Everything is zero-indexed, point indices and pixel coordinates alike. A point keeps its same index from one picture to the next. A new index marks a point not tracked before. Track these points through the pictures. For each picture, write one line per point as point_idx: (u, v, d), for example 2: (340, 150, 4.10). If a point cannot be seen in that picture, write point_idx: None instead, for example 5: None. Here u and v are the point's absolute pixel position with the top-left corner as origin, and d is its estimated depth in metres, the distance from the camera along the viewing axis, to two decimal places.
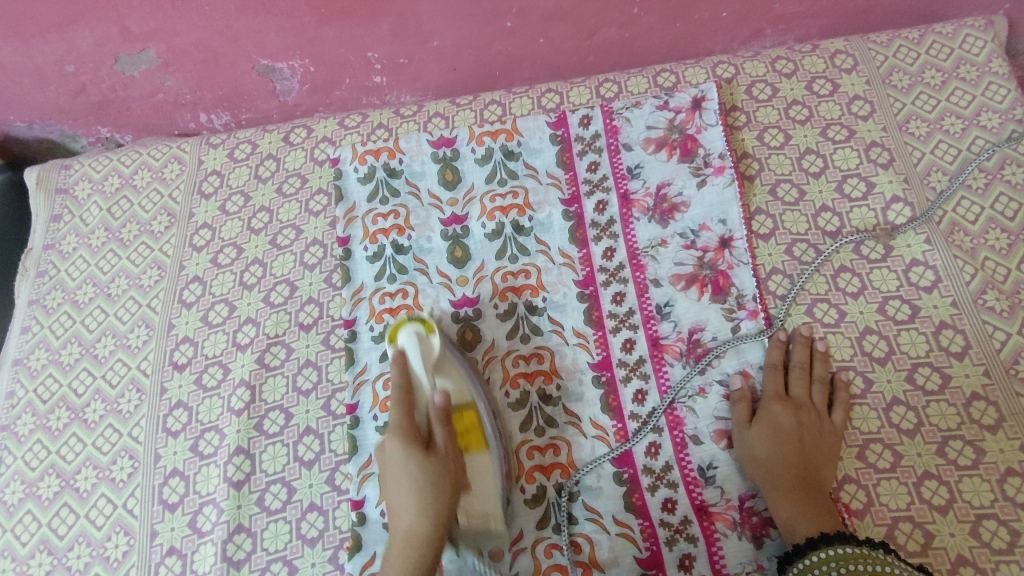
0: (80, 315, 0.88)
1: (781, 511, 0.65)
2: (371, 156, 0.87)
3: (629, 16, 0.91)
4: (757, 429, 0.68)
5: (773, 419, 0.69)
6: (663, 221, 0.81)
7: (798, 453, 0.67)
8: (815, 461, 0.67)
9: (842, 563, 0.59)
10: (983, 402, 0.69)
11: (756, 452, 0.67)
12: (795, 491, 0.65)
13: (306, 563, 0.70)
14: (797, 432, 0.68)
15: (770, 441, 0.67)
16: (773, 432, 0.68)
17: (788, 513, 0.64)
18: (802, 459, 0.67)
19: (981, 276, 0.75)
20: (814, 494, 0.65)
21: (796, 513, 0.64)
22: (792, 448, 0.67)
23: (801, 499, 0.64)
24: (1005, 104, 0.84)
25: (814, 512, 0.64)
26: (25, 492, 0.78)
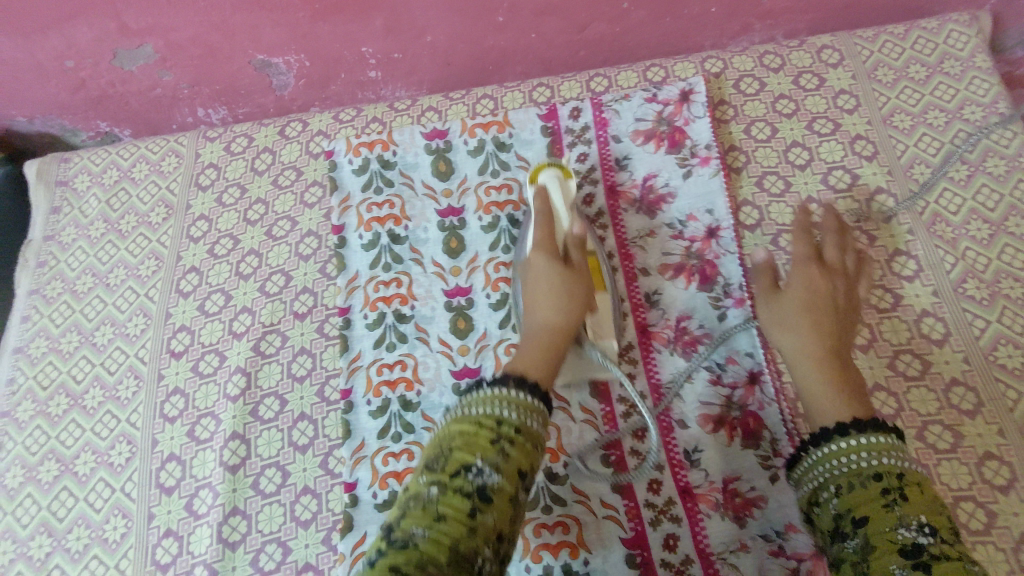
0: (79, 304, 0.90)
1: (810, 389, 0.63)
2: (365, 148, 0.89)
3: (619, 12, 0.92)
4: (789, 327, 0.67)
5: (793, 284, 0.69)
6: (651, 211, 0.82)
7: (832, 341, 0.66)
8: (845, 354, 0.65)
9: (867, 458, 0.55)
10: (962, 388, 0.71)
11: (789, 314, 0.67)
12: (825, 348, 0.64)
13: (300, 544, 0.71)
14: (827, 297, 0.69)
15: (797, 311, 0.67)
16: (805, 297, 0.67)
17: (819, 388, 0.62)
18: (834, 327, 0.66)
19: (961, 265, 0.77)
20: (848, 379, 0.63)
21: (827, 391, 0.62)
22: (820, 307, 0.67)
23: (832, 376, 0.63)
24: (987, 98, 0.86)
25: (846, 388, 0.62)
26: (25, 476, 0.80)
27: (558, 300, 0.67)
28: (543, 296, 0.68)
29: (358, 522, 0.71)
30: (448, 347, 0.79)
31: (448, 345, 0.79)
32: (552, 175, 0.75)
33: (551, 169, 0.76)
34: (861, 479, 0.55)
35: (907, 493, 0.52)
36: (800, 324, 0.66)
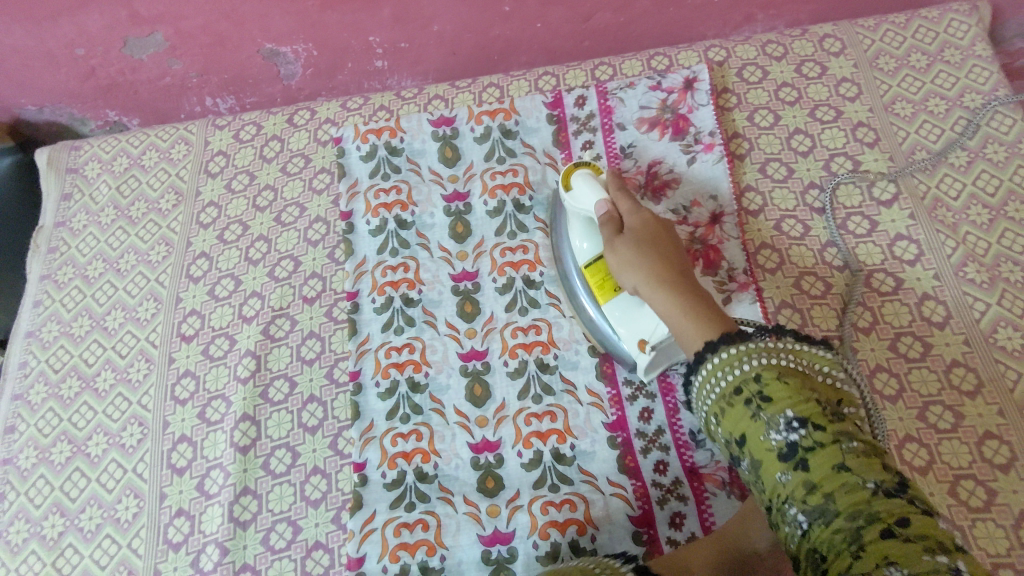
0: (90, 289, 0.91)
1: (684, 341, 0.65)
2: (373, 135, 0.90)
3: (624, 1, 0.93)
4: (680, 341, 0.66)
5: (640, 245, 0.69)
6: (655, 197, 0.83)
7: (676, 280, 0.67)
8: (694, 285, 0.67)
9: (806, 418, 0.54)
10: (962, 369, 0.72)
11: (634, 274, 0.68)
12: (672, 304, 0.66)
13: (310, 523, 0.72)
14: (661, 234, 0.71)
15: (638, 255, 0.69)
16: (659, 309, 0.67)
17: (693, 343, 0.63)
18: (673, 267, 0.68)
19: (961, 249, 0.78)
20: (709, 309, 0.64)
21: (694, 337, 0.63)
22: (665, 248, 0.69)
23: (685, 316, 0.65)
24: (988, 86, 0.87)
25: (717, 322, 0.63)
26: (38, 458, 0.81)
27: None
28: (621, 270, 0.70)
29: (367, 500, 0.72)
30: (456, 330, 0.80)
31: (455, 328, 0.80)
32: (584, 177, 0.74)
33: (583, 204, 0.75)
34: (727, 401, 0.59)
35: (868, 459, 0.51)
36: (649, 280, 0.67)
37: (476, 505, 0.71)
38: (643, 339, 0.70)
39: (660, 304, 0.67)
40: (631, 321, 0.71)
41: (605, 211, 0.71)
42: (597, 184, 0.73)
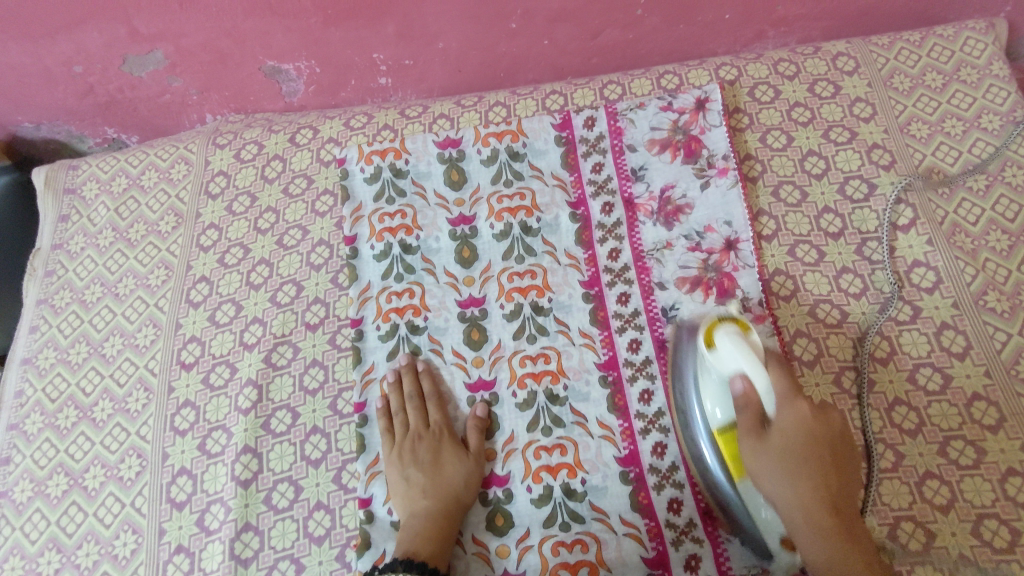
0: (87, 314, 0.89)
1: (813, 562, 0.58)
2: (377, 156, 0.88)
3: (633, 18, 0.91)
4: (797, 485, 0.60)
5: (783, 438, 0.61)
6: (667, 223, 0.81)
7: (818, 480, 0.60)
8: (839, 507, 0.60)
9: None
10: (984, 402, 0.70)
11: (772, 479, 0.60)
12: (805, 500, 0.59)
13: (313, 561, 0.70)
14: (815, 443, 0.61)
15: (784, 465, 0.60)
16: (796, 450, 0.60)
17: (823, 560, 0.57)
18: (817, 475, 0.60)
19: (981, 277, 0.76)
20: (852, 541, 0.58)
21: (828, 552, 0.57)
22: (814, 463, 0.60)
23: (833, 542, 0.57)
24: (1006, 106, 0.85)
25: (858, 555, 0.57)
26: (34, 491, 0.79)
27: (475, 430, 0.74)
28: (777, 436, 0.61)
29: (375, 539, 0.70)
30: (463, 359, 0.78)
31: (461, 357, 0.78)
32: (732, 336, 0.62)
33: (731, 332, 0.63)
34: None
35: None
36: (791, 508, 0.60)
37: (484, 544, 0.70)
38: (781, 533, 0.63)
39: (785, 492, 0.60)
40: (758, 506, 0.63)
41: (743, 391, 0.61)
42: (748, 351, 0.61)
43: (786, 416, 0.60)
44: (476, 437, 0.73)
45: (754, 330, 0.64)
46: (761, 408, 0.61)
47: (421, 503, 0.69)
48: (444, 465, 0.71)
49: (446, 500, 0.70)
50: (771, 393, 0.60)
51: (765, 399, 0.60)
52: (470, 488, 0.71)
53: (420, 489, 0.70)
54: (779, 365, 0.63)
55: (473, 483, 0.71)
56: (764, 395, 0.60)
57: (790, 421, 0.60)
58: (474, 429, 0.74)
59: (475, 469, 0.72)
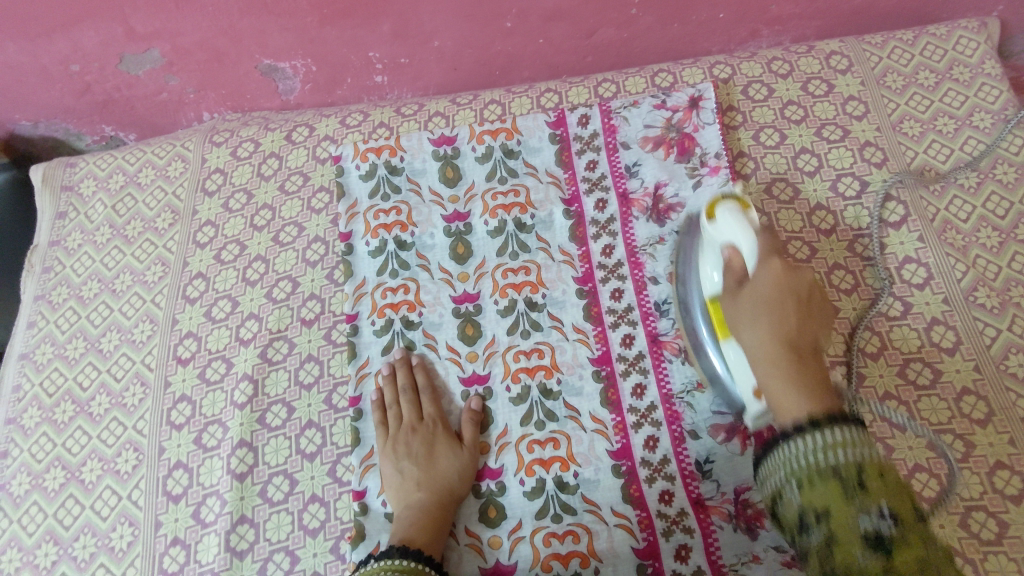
0: (85, 310, 0.90)
1: (767, 384, 0.55)
2: (373, 154, 0.89)
3: (627, 17, 0.92)
4: (751, 323, 0.58)
5: (762, 291, 0.58)
6: (660, 220, 0.82)
7: (788, 320, 0.56)
8: (802, 351, 0.55)
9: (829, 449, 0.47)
10: (973, 397, 0.71)
11: (747, 323, 0.58)
12: (768, 341, 0.56)
13: (308, 553, 0.71)
14: (795, 295, 0.57)
15: (755, 317, 0.57)
16: (767, 294, 0.58)
17: (774, 379, 0.54)
18: (786, 316, 0.56)
19: (971, 273, 0.76)
20: (814, 379, 0.53)
21: (784, 386, 0.53)
22: (790, 313, 0.56)
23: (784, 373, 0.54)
24: (997, 104, 0.85)
25: (808, 382, 0.53)
26: (31, 484, 0.80)
27: (469, 422, 0.74)
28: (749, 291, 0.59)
29: (370, 531, 0.70)
30: (457, 354, 0.79)
31: (456, 352, 0.79)
32: (731, 210, 0.66)
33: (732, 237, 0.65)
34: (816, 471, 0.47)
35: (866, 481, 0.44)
36: (755, 348, 0.57)
37: (477, 536, 0.71)
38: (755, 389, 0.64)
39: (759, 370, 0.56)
40: (740, 369, 0.65)
41: (731, 255, 0.64)
42: (745, 223, 0.64)
43: (762, 273, 0.59)
44: (470, 430, 0.74)
45: (753, 209, 0.67)
46: (744, 267, 0.63)
47: (415, 495, 0.70)
48: (439, 457, 0.72)
49: (440, 492, 0.70)
50: (755, 250, 0.62)
51: (750, 261, 0.62)
52: (464, 481, 0.72)
53: (415, 481, 0.71)
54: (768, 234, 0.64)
55: (466, 476, 0.72)
56: (749, 256, 0.63)
57: (765, 278, 0.59)
58: (469, 421, 0.74)
59: (469, 462, 0.72)
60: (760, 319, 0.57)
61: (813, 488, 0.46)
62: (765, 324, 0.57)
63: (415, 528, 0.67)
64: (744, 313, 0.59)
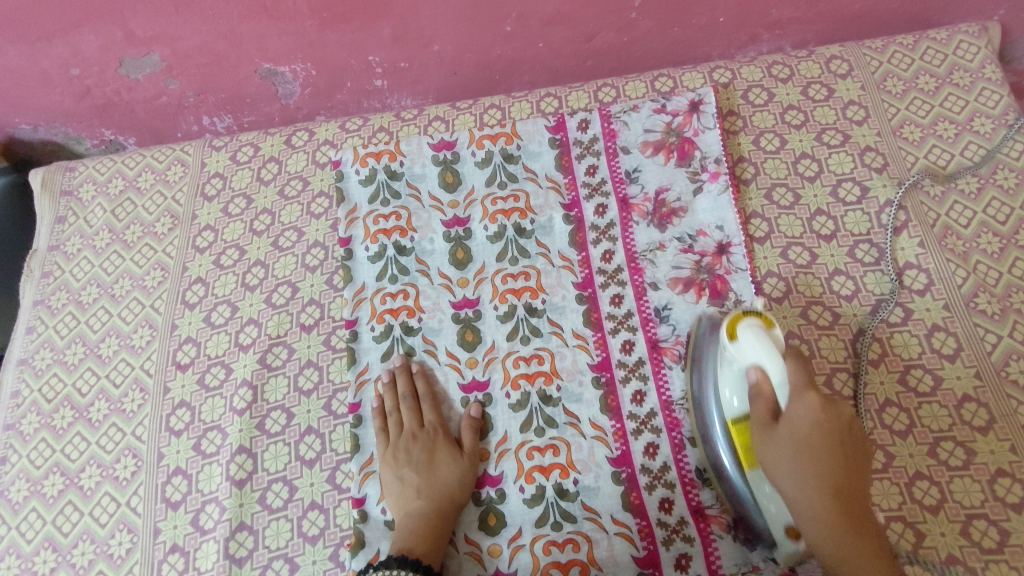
0: (84, 315, 0.89)
1: (804, 523, 0.58)
2: (373, 158, 0.89)
3: (627, 21, 0.92)
4: (795, 467, 0.59)
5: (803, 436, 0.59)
6: (661, 225, 0.82)
7: (831, 468, 0.58)
8: (851, 501, 0.58)
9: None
10: (974, 404, 0.70)
11: (787, 470, 0.59)
12: (813, 497, 0.58)
13: (307, 560, 0.71)
14: (829, 439, 0.59)
15: (800, 459, 0.59)
16: (804, 433, 0.59)
17: (822, 538, 0.57)
18: (830, 471, 0.58)
19: (972, 279, 0.76)
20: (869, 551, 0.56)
21: (850, 546, 0.56)
22: (834, 459, 0.59)
23: (852, 539, 0.56)
24: (998, 109, 0.85)
25: (836, 488, 0.58)
26: (30, 490, 0.79)
27: (469, 429, 0.74)
28: (799, 449, 0.59)
29: (369, 539, 0.70)
30: (457, 360, 0.78)
31: (456, 358, 0.79)
32: (755, 331, 0.61)
33: (755, 326, 0.61)
34: (880, 562, 0.54)
35: None
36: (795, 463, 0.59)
37: (477, 544, 0.70)
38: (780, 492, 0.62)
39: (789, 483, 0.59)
40: (766, 483, 0.63)
41: (757, 380, 0.61)
42: (770, 345, 0.60)
43: (801, 410, 0.59)
44: (470, 437, 0.74)
45: (777, 325, 0.62)
46: (774, 402, 0.61)
47: (414, 503, 0.70)
48: (439, 465, 0.72)
49: (440, 500, 0.70)
50: (786, 383, 0.59)
51: (779, 391, 0.60)
52: (463, 488, 0.71)
53: (415, 490, 0.70)
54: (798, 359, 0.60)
55: (466, 483, 0.71)
56: (779, 387, 0.59)
57: (804, 414, 0.59)
58: (468, 428, 0.74)
59: (469, 470, 0.72)
60: (800, 460, 0.59)
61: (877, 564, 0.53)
62: (807, 497, 0.58)
63: (413, 539, 0.67)
64: (785, 459, 0.59)
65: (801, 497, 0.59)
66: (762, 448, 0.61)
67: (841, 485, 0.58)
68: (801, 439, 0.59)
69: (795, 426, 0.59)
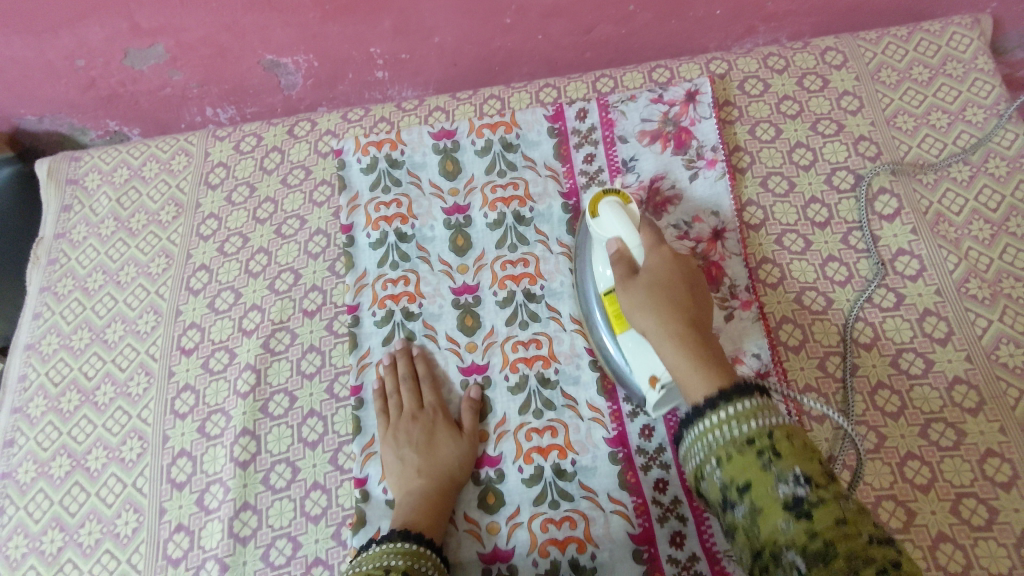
0: (90, 301, 0.91)
1: (675, 367, 0.59)
2: (374, 147, 0.90)
3: (625, 13, 0.93)
4: (649, 308, 0.62)
5: (655, 278, 0.64)
6: (657, 213, 0.83)
7: (682, 303, 0.62)
8: (701, 328, 0.61)
9: (744, 423, 0.52)
10: (964, 386, 0.72)
11: (648, 313, 0.62)
12: (669, 325, 0.60)
13: (310, 539, 0.72)
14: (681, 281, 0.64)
15: (654, 300, 0.62)
16: (654, 280, 0.63)
17: (684, 366, 0.58)
18: (685, 308, 0.62)
19: (964, 265, 0.77)
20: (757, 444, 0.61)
21: (690, 360, 0.58)
22: (682, 292, 0.63)
23: (694, 357, 0.58)
24: (990, 100, 0.87)
25: (687, 315, 0.61)
26: (37, 472, 0.81)
27: (469, 410, 0.76)
28: (662, 279, 0.63)
29: (371, 517, 0.72)
30: (457, 344, 0.80)
31: (455, 342, 0.80)
32: (611, 204, 0.69)
33: (611, 199, 0.70)
34: (736, 446, 0.51)
35: (779, 449, 0.49)
36: (650, 304, 0.62)
37: (476, 522, 0.72)
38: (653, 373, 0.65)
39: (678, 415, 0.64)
40: (640, 356, 0.67)
41: (618, 249, 0.67)
42: (625, 216, 0.68)
43: (656, 260, 0.65)
44: (469, 418, 0.75)
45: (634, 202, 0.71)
46: (631, 263, 0.67)
47: (414, 481, 0.71)
48: (439, 444, 0.73)
49: (440, 478, 0.71)
50: (642, 245, 0.66)
51: (637, 252, 0.66)
52: (462, 468, 0.73)
53: (415, 468, 0.72)
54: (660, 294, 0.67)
55: (465, 463, 0.73)
56: (636, 250, 0.67)
57: (658, 262, 0.65)
58: (468, 409, 0.76)
59: (468, 450, 0.73)
60: (660, 305, 0.61)
61: (734, 462, 0.51)
62: (671, 324, 0.60)
63: (413, 516, 0.68)
64: (638, 309, 0.63)
65: (664, 342, 0.60)
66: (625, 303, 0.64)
67: (689, 305, 0.62)
68: (655, 285, 0.63)
69: (657, 273, 0.64)
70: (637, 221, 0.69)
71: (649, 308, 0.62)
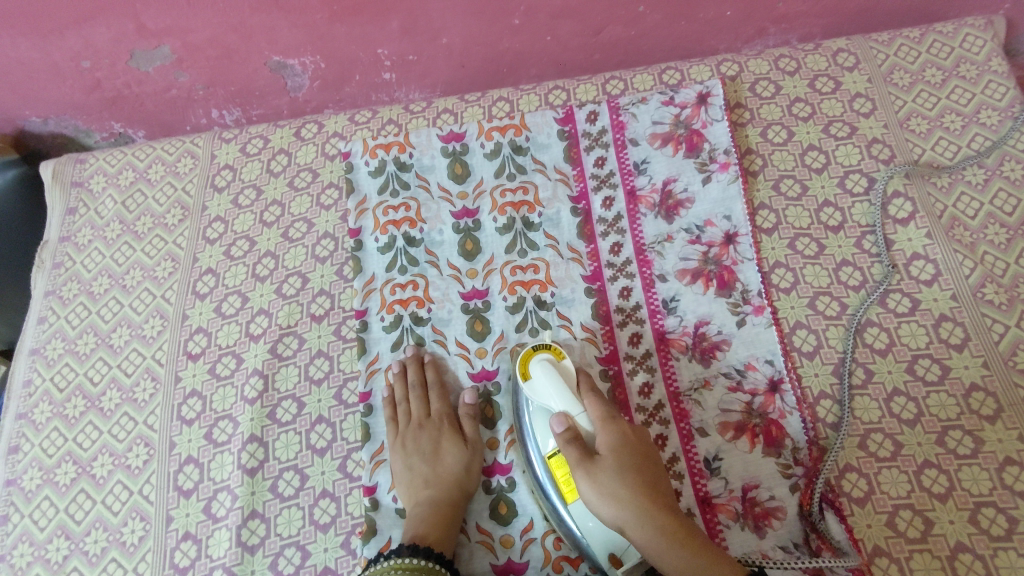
0: (95, 306, 0.90)
1: (650, 551, 0.58)
2: (382, 150, 0.89)
3: (635, 14, 0.92)
4: (616, 473, 0.61)
5: (617, 464, 0.62)
6: (668, 217, 0.82)
7: (638, 462, 0.63)
8: (658, 488, 0.62)
9: None
10: (981, 393, 0.71)
11: (611, 476, 0.61)
12: (632, 503, 0.60)
13: (319, 548, 0.71)
14: (632, 438, 0.65)
15: (625, 474, 0.61)
16: (615, 455, 0.63)
17: (657, 546, 0.58)
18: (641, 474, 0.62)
19: (980, 270, 0.76)
20: (666, 504, 0.61)
21: (660, 530, 0.58)
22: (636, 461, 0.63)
23: (649, 515, 0.59)
24: (1004, 102, 0.86)
25: (646, 481, 0.62)
26: (42, 479, 0.80)
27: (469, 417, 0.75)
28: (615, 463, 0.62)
29: (381, 526, 0.71)
30: (466, 350, 0.79)
31: (465, 348, 0.79)
32: (546, 365, 0.68)
33: (547, 356, 0.69)
34: None
35: None
36: (613, 467, 0.62)
37: (489, 534, 0.71)
38: (611, 548, 0.63)
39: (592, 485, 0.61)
40: (591, 515, 0.63)
41: (565, 424, 0.64)
42: (562, 383, 0.66)
43: (606, 439, 0.63)
44: (470, 425, 0.75)
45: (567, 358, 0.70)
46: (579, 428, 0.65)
47: (422, 489, 0.71)
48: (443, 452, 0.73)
49: (449, 489, 0.71)
50: (589, 417, 0.65)
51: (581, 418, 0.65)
52: (469, 474, 0.72)
53: (422, 479, 0.72)
54: (591, 393, 0.68)
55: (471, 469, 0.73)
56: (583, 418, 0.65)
57: (615, 441, 0.63)
58: (468, 416, 0.76)
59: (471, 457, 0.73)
60: (622, 476, 0.61)
61: None
62: (628, 492, 0.60)
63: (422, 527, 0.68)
64: (602, 476, 0.61)
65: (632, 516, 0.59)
66: (582, 475, 0.62)
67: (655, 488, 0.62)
68: (614, 454, 0.63)
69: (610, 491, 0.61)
70: (574, 381, 0.68)
71: (609, 476, 0.61)
